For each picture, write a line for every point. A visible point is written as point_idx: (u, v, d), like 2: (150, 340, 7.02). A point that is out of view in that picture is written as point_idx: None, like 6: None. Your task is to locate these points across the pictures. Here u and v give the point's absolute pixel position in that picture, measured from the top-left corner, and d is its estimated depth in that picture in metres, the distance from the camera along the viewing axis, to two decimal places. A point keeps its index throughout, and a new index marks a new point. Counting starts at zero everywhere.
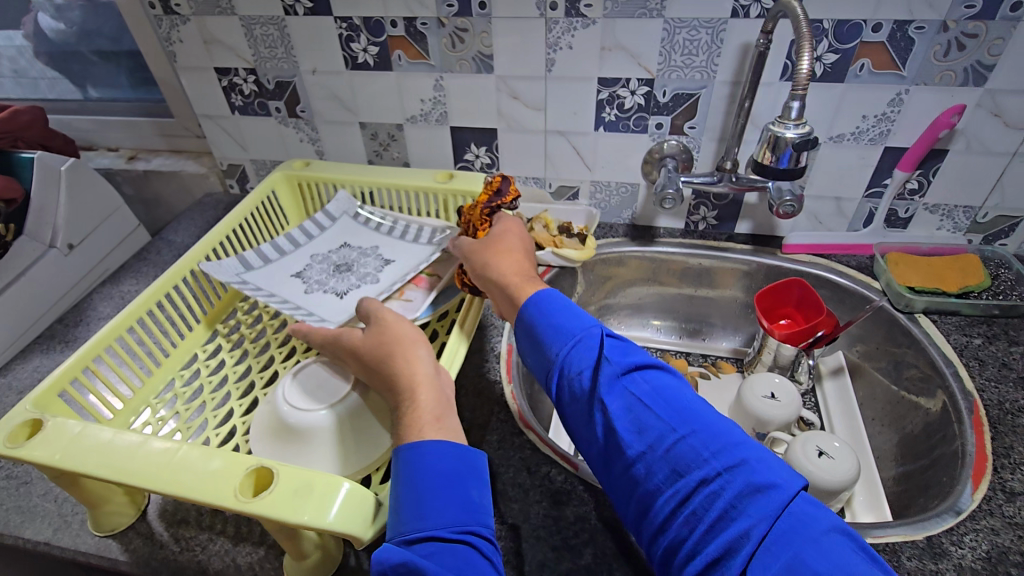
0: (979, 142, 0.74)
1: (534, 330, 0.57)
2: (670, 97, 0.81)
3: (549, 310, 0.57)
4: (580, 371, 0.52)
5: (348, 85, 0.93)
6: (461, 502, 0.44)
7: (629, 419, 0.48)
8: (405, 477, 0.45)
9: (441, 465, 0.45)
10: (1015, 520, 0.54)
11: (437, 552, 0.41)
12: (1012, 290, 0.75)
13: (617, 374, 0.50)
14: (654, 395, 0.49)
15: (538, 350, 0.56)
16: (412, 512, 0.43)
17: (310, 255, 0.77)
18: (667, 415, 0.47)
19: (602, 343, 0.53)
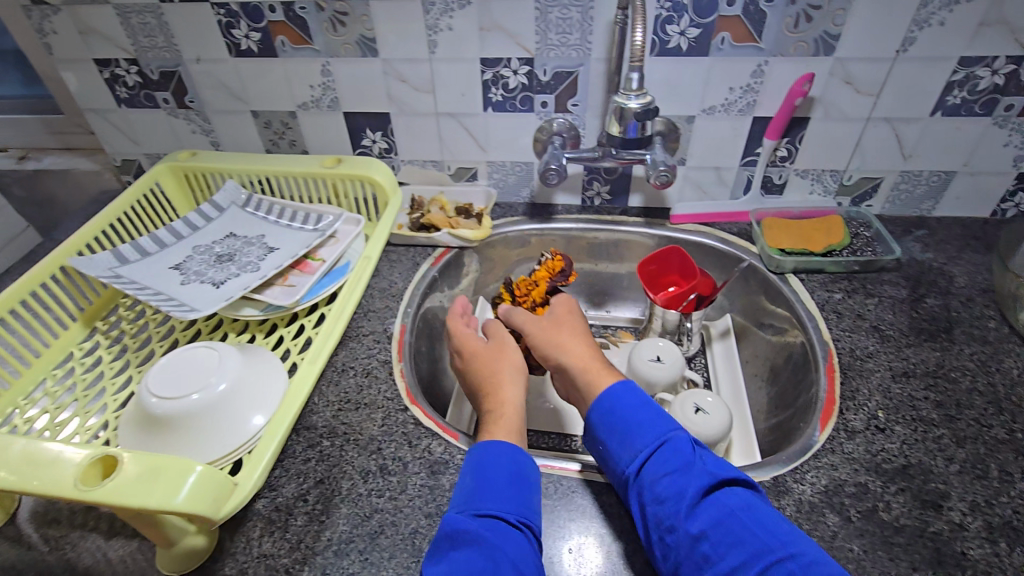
0: (836, 109, 0.78)
1: (613, 423, 0.57)
2: (551, 75, 0.82)
3: (633, 404, 0.58)
4: (665, 475, 0.52)
5: (235, 73, 0.91)
6: (525, 501, 0.53)
7: (722, 531, 0.47)
8: (477, 471, 0.54)
9: (513, 471, 0.55)
10: (853, 455, 0.59)
11: (495, 529, 0.49)
12: (868, 248, 0.82)
13: (707, 484, 0.50)
14: (744, 510, 0.48)
15: (620, 445, 0.56)
16: (476, 496, 0.52)
17: (192, 247, 0.76)
18: (763, 533, 0.46)
19: (687, 448, 0.54)
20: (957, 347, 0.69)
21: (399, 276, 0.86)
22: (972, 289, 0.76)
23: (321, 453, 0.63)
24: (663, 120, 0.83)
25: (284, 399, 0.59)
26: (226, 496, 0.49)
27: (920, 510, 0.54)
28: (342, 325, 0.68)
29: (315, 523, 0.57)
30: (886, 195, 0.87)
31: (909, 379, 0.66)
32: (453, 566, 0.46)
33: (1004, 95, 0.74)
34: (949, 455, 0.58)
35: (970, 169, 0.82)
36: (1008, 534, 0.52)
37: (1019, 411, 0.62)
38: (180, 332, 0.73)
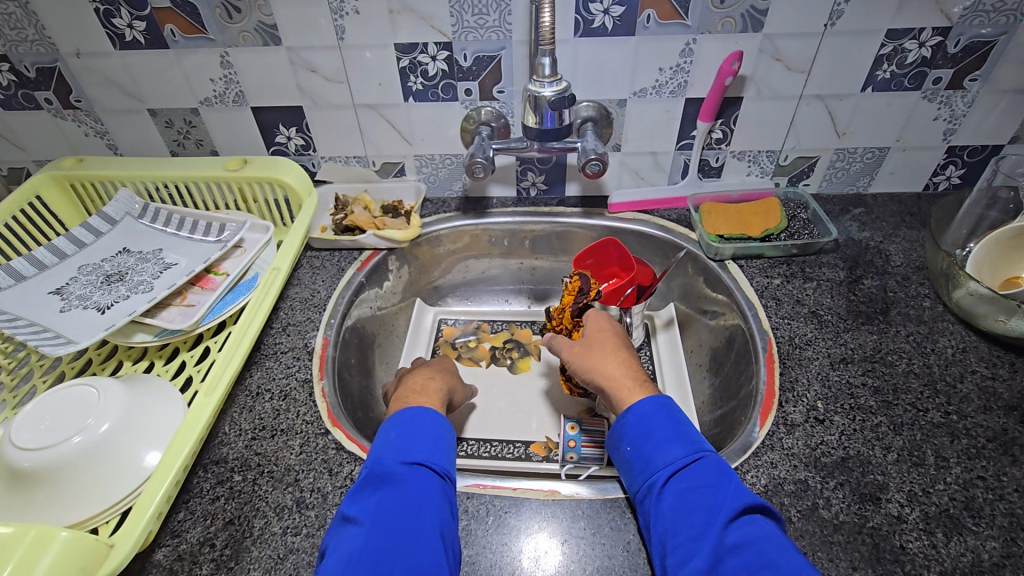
0: (768, 87, 0.76)
1: (647, 432, 0.55)
2: (472, 60, 0.76)
3: (672, 419, 0.55)
4: (699, 487, 0.49)
5: (124, 67, 0.79)
6: (446, 455, 0.53)
7: (753, 550, 0.44)
8: (403, 429, 0.54)
9: (438, 428, 0.55)
10: (792, 450, 0.57)
11: (417, 475, 0.50)
12: (805, 230, 0.80)
13: (744, 505, 0.47)
14: (776, 539, 0.44)
15: (652, 450, 0.53)
16: (404, 447, 0.52)
17: (75, 266, 0.68)
18: (794, 560, 0.43)
19: (722, 468, 0.51)
20: (894, 329, 0.68)
21: (322, 283, 0.80)
22: (908, 267, 0.76)
23: (231, 489, 0.57)
24: (593, 105, 0.79)
25: (180, 427, 0.53)
26: (100, 562, 0.44)
27: (858, 505, 0.53)
28: (246, 347, 0.61)
29: (223, 572, 0.51)
30: (823, 173, 0.86)
31: (847, 365, 0.65)
32: (377, 508, 0.47)
33: (932, 68, 0.72)
34: (887, 444, 0.57)
35: (902, 144, 0.81)
36: (945, 523, 0.51)
37: (954, 392, 0.61)
38: (67, 363, 0.64)
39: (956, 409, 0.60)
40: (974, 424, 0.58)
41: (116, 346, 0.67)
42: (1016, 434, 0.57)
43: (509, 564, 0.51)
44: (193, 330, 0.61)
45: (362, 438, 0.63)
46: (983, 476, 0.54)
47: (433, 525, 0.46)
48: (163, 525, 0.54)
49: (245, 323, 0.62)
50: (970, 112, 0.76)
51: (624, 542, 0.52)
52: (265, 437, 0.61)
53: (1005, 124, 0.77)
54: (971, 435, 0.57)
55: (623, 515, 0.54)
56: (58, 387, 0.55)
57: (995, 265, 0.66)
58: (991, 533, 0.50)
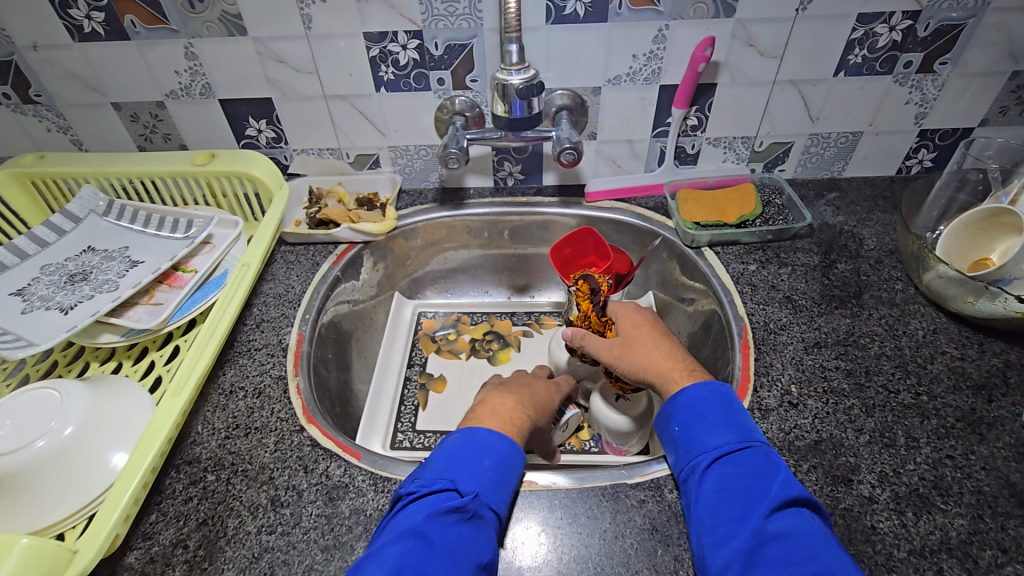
0: (742, 73, 0.75)
1: (696, 416, 0.55)
2: (443, 49, 0.75)
3: (726, 408, 0.55)
4: (745, 473, 0.50)
5: (84, 60, 0.76)
6: (506, 488, 0.51)
7: (794, 541, 0.44)
8: (472, 445, 0.53)
9: (507, 455, 0.53)
10: (766, 435, 0.58)
11: (474, 507, 0.48)
12: (779, 216, 0.80)
13: (790, 496, 0.47)
14: (820, 533, 0.45)
15: (701, 434, 0.53)
16: (466, 467, 0.51)
17: (37, 266, 0.66)
18: (835, 556, 0.43)
19: (773, 459, 0.51)
20: (867, 312, 0.69)
21: (296, 278, 0.78)
22: (881, 251, 0.76)
23: (204, 490, 0.56)
24: (567, 93, 0.78)
25: (145, 431, 0.52)
26: (61, 570, 0.43)
27: (830, 487, 0.53)
28: (216, 344, 0.59)
29: (197, 573, 0.50)
30: (798, 158, 0.86)
31: (821, 349, 0.65)
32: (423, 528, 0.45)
33: (902, 52, 0.72)
34: (859, 426, 0.58)
35: (875, 128, 0.81)
36: (914, 503, 0.52)
37: (925, 373, 0.62)
38: (32, 365, 0.63)
39: (927, 390, 0.61)
40: (943, 404, 0.59)
41: (82, 347, 0.65)
42: (984, 413, 0.58)
43: None
44: (160, 328, 0.60)
45: (339, 434, 0.62)
46: (952, 455, 0.55)
47: (471, 562, 0.44)
48: (134, 528, 0.53)
49: (214, 319, 0.61)
50: (941, 96, 0.77)
51: (601, 531, 0.52)
52: (238, 435, 0.60)
53: (975, 107, 0.78)
54: (941, 415, 0.58)
55: (599, 503, 0.54)
56: (18, 390, 0.54)
57: (964, 247, 0.67)
58: (958, 511, 0.51)
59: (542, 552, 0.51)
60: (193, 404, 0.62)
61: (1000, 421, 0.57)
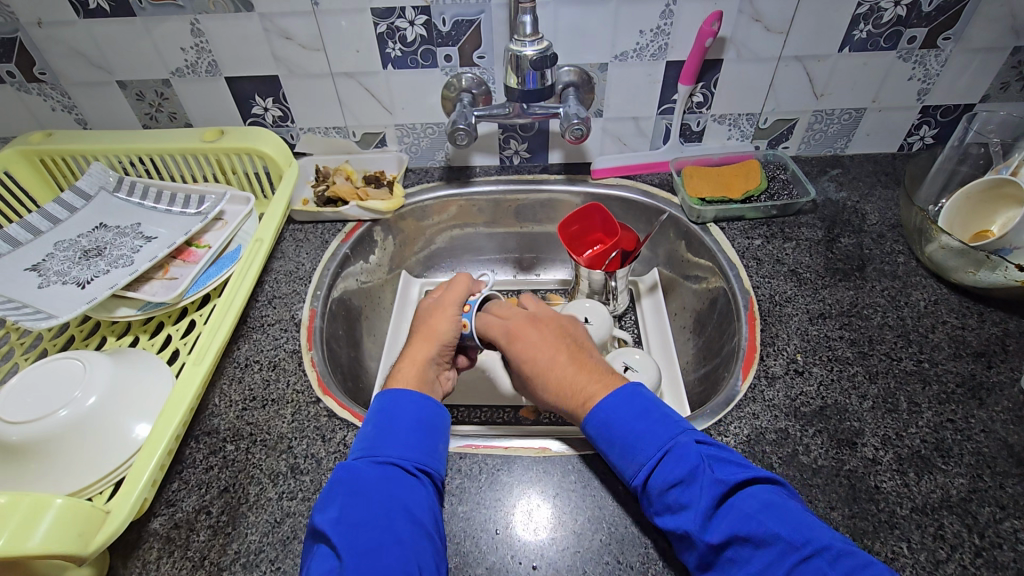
0: (747, 49, 0.76)
1: (609, 437, 0.51)
2: (451, 25, 0.75)
3: (626, 414, 0.51)
4: (676, 483, 0.46)
5: (90, 38, 0.76)
6: (427, 448, 0.52)
7: (739, 540, 0.43)
8: (380, 420, 0.53)
9: (418, 418, 0.54)
10: (772, 402, 0.59)
11: (392, 474, 0.49)
12: (784, 191, 0.81)
13: (717, 492, 0.45)
14: (764, 512, 0.43)
15: (621, 455, 0.50)
16: (377, 443, 0.51)
17: (51, 243, 0.66)
18: (783, 530, 0.42)
19: (689, 454, 0.48)
20: (870, 284, 0.70)
21: (306, 256, 0.79)
22: (883, 225, 0.78)
23: (224, 459, 0.57)
24: (574, 70, 0.78)
25: (168, 401, 0.53)
26: (96, 528, 0.44)
27: (835, 450, 0.55)
28: (233, 317, 0.60)
29: (221, 537, 0.52)
30: (801, 135, 0.87)
31: (825, 320, 0.67)
32: (341, 514, 0.46)
33: (906, 27, 0.73)
34: (863, 392, 0.59)
35: (879, 105, 0.82)
36: (916, 464, 0.54)
37: (926, 342, 0.64)
38: (49, 340, 0.64)
39: (928, 357, 0.62)
40: (944, 370, 0.61)
41: (97, 322, 0.66)
42: (983, 379, 0.60)
43: (502, 519, 0.53)
44: (176, 302, 0.61)
45: (354, 405, 0.63)
46: (952, 419, 0.57)
47: (405, 525, 0.46)
48: (158, 495, 0.54)
49: (228, 292, 0.62)
50: (943, 72, 0.77)
51: (614, 493, 0.54)
52: (256, 406, 0.61)
53: (977, 83, 0.79)
54: (942, 380, 0.60)
55: (612, 467, 0.56)
56: (42, 361, 0.55)
57: (966, 219, 0.68)
58: (959, 471, 0.53)
59: (556, 513, 0.53)
60: (209, 376, 0.63)
61: (999, 386, 0.59)
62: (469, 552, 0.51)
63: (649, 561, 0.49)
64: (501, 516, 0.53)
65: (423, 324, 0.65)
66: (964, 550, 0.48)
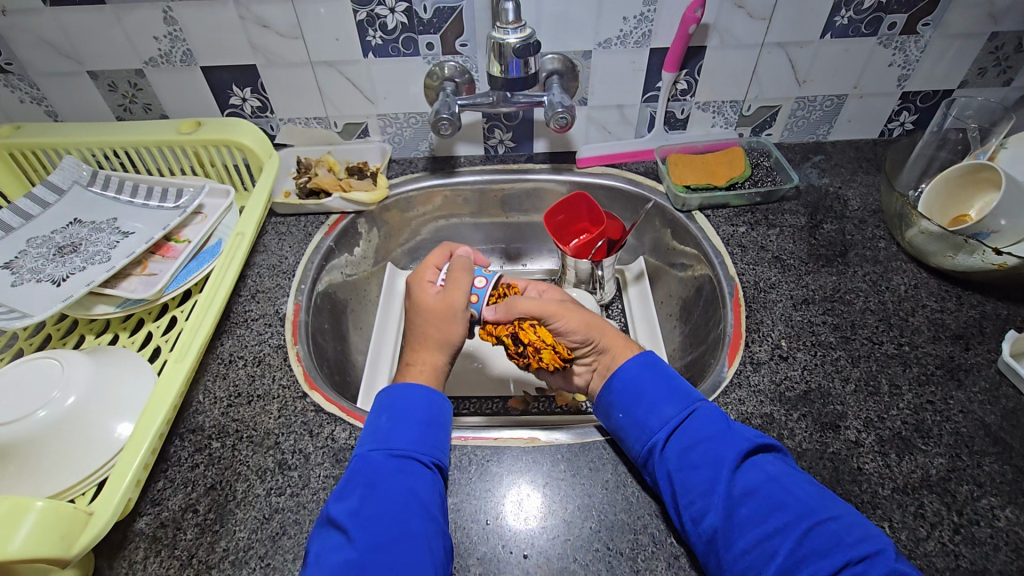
0: (730, 36, 0.76)
1: (636, 395, 0.52)
2: (432, 12, 0.73)
3: (655, 376, 0.53)
4: (700, 441, 0.48)
5: (57, 26, 0.73)
6: (441, 442, 0.52)
7: (761, 497, 0.44)
8: (395, 411, 0.52)
9: (429, 413, 0.53)
10: (758, 387, 0.60)
11: (407, 468, 0.49)
12: (768, 177, 0.82)
13: (744, 450, 0.47)
14: (783, 476, 0.45)
15: (645, 412, 0.51)
16: (391, 435, 0.51)
17: (23, 240, 0.65)
18: (800, 497, 0.44)
19: (713, 418, 0.50)
20: (852, 269, 0.71)
21: (289, 249, 0.78)
22: (865, 211, 0.79)
23: (210, 456, 0.56)
24: (557, 58, 0.77)
25: (150, 398, 0.52)
26: (78, 531, 0.43)
27: (820, 433, 0.56)
28: (216, 312, 0.59)
29: (209, 535, 0.51)
30: (784, 122, 0.87)
31: (809, 305, 0.68)
32: (359, 506, 0.46)
33: (887, 14, 0.73)
34: (845, 376, 0.60)
35: (860, 91, 0.83)
36: (898, 445, 0.55)
37: (907, 325, 0.65)
38: (24, 339, 0.62)
39: (909, 340, 0.63)
40: (924, 353, 0.62)
41: (75, 320, 0.65)
42: (961, 360, 0.61)
43: (493, 509, 0.53)
44: (156, 297, 0.60)
45: (341, 400, 0.63)
46: (932, 400, 0.58)
47: (420, 519, 0.46)
48: (143, 495, 0.53)
49: (208, 287, 0.61)
50: (922, 58, 0.78)
51: (603, 481, 0.54)
52: (241, 403, 0.61)
53: (954, 69, 0.79)
54: (922, 363, 0.61)
55: (601, 455, 0.56)
56: (17, 362, 0.53)
57: (944, 205, 0.70)
58: (938, 451, 0.54)
59: (547, 502, 0.53)
60: (193, 373, 0.62)
61: (976, 367, 0.60)
62: (461, 543, 0.51)
63: (639, 547, 0.50)
64: (491, 509, 0.53)
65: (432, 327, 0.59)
66: (944, 527, 0.49)
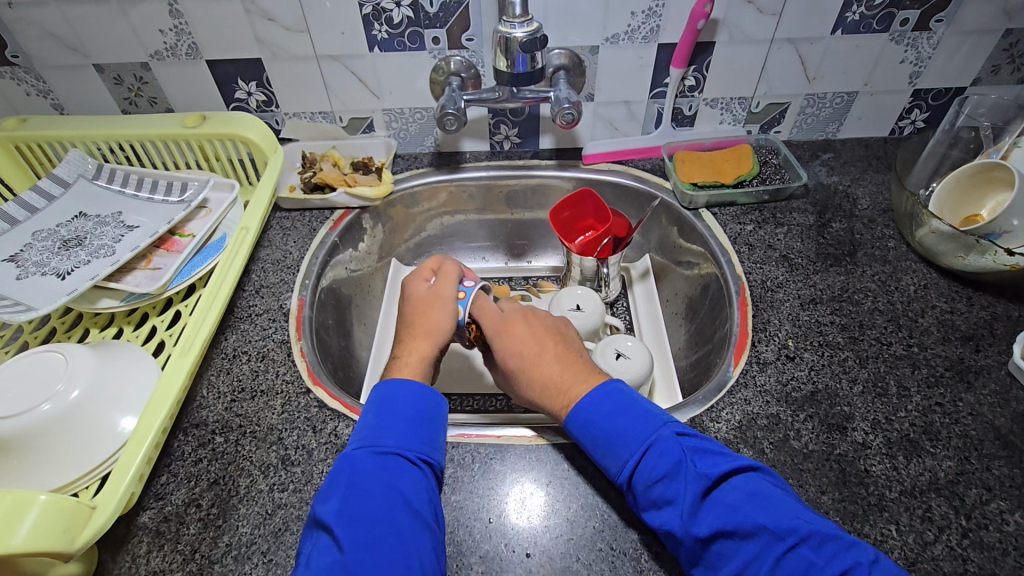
0: (739, 31, 0.75)
1: (591, 435, 0.51)
2: (439, 6, 0.72)
3: (608, 409, 0.51)
4: (658, 480, 0.46)
5: (64, 19, 0.73)
6: (427, 437, 0.52)
7: (727, 531, 0.43)
8: (379, 408, 0.52)
9: (416, 408, 0.52)
10: (764, 387, 0.59)
11: (394, 466, 0.48)
12: (776, 175, 0.81)
13: (702, 485, 0.45)
14: (754, 501, 0.43)
15: (604, 454, 0.50)
16: (376, 433, 0.50)
17: (28, 233, 0.65)
18: (770, 521, 0.42)
19: (667, 451, 0.47)
20: (861, 269, 0.70)
21: (293, 244, 0.78)
22: (874, 210, 0.78)
23: (215, 451, 0.56)
24: (564, 53, 0.77)
25: (154, 392, 0.52)
26: (82, 524, 0.44)
27: (826, 435, 0.55)
28: (219, 308, 0.59)
29: (212, 530, 0.51)
30: (794, 119, 0.86)
31: (816, 305, 0.67)
32: (343, 507, 0.45)
33: (899, 10, 0.72)
34: (853, 377, 0.60)
35: (871, 88, 0.82)
36: (905, 447, 0.54)
37: (916, 326, 0.64)
38: (29, 333, 0.62)
39: (917, 341, 0.63)
40: (933, 355, 0.61)
41: (80, 314, 0.65)
42: (971, 362, 0.60)
43: (495, 507, 0.53)
44: (160, 292, 0.60)
45: (345, 396, 0.62)
46: (941, 402, 0.57)
47: (406, 517, 0.45)
48: (146, 489, 0.54)
49: (211, 282, 0.61)
50: (936, 54, 0.77)
51: (607, 481, 0.54)
52: (245, 399, 0.60)
53: (968, 67, 0.78)
54: (932, 364, 0.60)
55: None
56: (23, 354, 0.54)
57: (956, 204, 0.69)
58: (947, 454, 0.54)
59: (549, 502, 0.53)
60: (197, 368, 0.62)
61: (986, 369, 0.60)
62: (463, 541, 0.51)
63: (642, 547, 0.50)
64: (493, 509, 0.53)
65: (418, 319, 0.60)
66: (952, 532, 0.49)
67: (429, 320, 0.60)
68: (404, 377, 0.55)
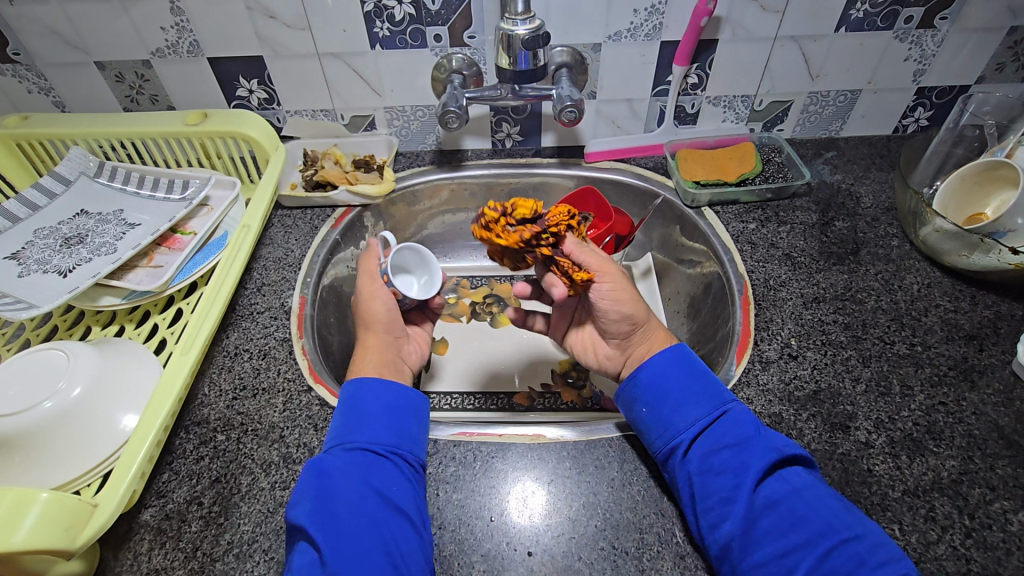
0: (742, 29, 0.74)
1: (660, 394, 0.54)
2: (441, 3, 0.72)
3: (684, 376, 0.55)
4: (725, 446, 0.49)
5: (65, 16, 0.73)
6: (400, 428, 0.53)
7: (783, 510, 0.45)
8: (347, 407, 0.53)
9: (386, 402, 0.54)
10: (766, 386, 0.59)
11: (363, 460, 0.50)
12: (779, 173, 0.81)
13: (771, 460, 0.48)
14: (812, 490, 0.46)
15: (670, 412, 0.53)
16: (346, 429, 0.52)
17: (30, 230, 0.65)
18: (828, 512, 0.45)
19: (737, 423, 0.51)
20: (864, 267, 0.70)
21: (295, 242, 0.78)
22: (877, 209, 0.77)
23: (216, 450, 0.56)
24: (567, 51, 0.76)
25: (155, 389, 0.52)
26: (83, 523, 0.43)
27: (829, 434, 0.55)
28: (221, 305, 0.59)
29: (213, 528, 0.51)
30: (797, 117, 0.86)
31: (819, 304, 0.67)
32: (314, 508, 0.46)
33: (903, 7, 0.72)
34: (856, 375, 0.60)
35: (874, 86, 0.81)
36: (908, 446, 0.54)
37: (919, 325, 0.64)
38: (31, 330, 0.62)
39: (921, 340, 0.62)
40: (936, 354, 0.61)
41: (82, 312, 0.65)
42: (975, 361, 0.60)
43: (497, 506, 0.53)
44: (162, 290, 0.60)
45: None
46: (944, 401, 0.57)
47: (381, 508, 0.47)
48: (148, 487, 0.54)
49: (212, 279, 0.61)
50: (940, 52, 0.76)
51: (609, 479, 0.54)
52: (246, 397, 0.60)
53: (972, 64, 0.78)
54: (935, 363, 0.60)
55: (607, 453, 0.56)
56: (24, 353, 0.54)
57: (960, 202, 0.68)
58: (950, 453, 0.53)
59: (551, 500, 0.53)
60: (198, 365, 0.62)
61: (990, 368, 0.59)
62: (465, 539, 0.51)
63: (644, 546, 0.50)
64: (494, 508, 0.52)
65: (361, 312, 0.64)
66: (955, 532, 0.49)
67: (369, 316, 0.63)
68: (367, 375, 0.57)
